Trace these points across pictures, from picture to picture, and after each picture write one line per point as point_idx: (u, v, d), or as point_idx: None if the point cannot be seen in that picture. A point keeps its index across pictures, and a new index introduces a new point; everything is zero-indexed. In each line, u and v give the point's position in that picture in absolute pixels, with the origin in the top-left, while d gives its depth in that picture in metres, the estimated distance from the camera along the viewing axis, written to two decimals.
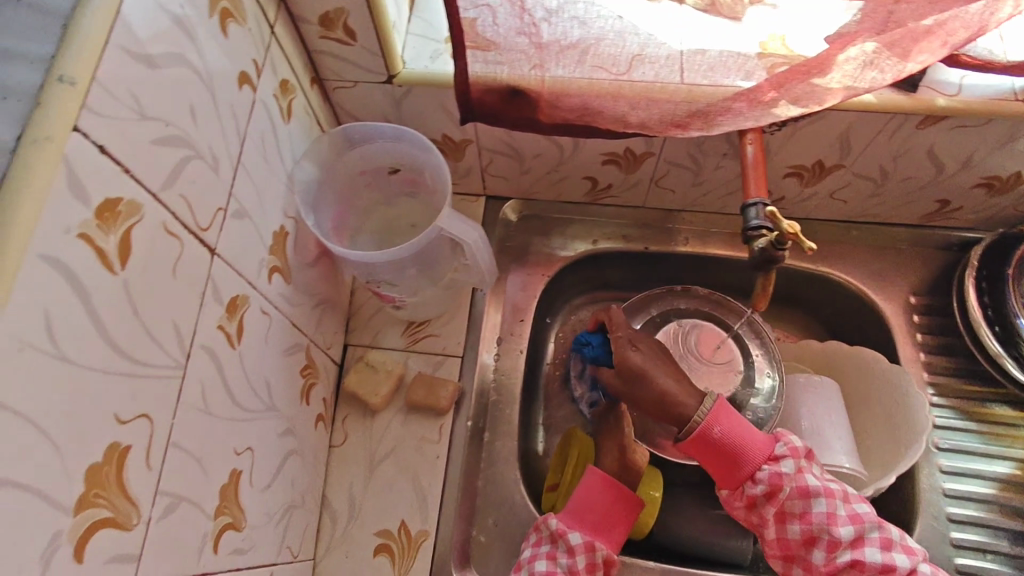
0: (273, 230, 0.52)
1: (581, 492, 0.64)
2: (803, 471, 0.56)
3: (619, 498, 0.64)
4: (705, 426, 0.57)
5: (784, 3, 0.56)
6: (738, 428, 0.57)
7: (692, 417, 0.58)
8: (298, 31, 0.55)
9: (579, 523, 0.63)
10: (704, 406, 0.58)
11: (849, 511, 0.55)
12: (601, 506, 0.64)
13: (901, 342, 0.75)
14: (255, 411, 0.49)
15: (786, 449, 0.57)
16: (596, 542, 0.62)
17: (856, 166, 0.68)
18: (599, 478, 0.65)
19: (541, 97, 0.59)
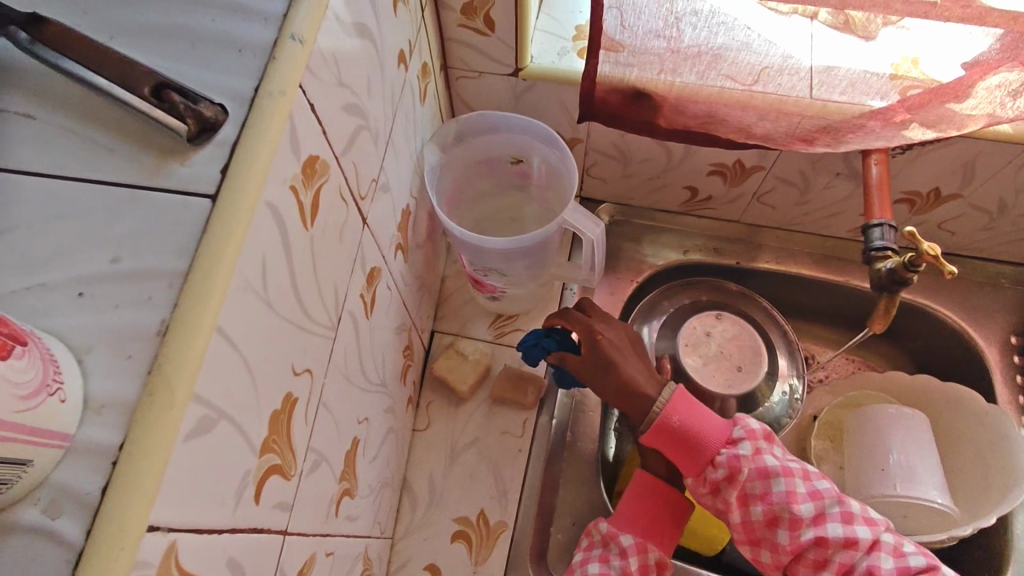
0: (402, 208, 0.53)
1: (631, 495, 0.62)
2: (761, 451, 0.54)
3: (671, 503, 0.62)
4: (664, 417, 0.55)
5: (918, 26, 0.53)
6: (696, 417, 0.55)
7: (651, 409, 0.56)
8: (439, 18, 0.57)
9: (630, 525, 0.61)
10: (662, 397, 0.56)
11: (809, 488, 0.53)
12: (651, 510, 0.61)
13: (1000, 382, 0.73)
14: (373, 384, 0.50)
15: (743, 432, 0.55)
16: (648, 545, 0.60)
17: (974, 197, 0.66)
18: (648, 480, 0.62)
19: (666, 101, 0.60)
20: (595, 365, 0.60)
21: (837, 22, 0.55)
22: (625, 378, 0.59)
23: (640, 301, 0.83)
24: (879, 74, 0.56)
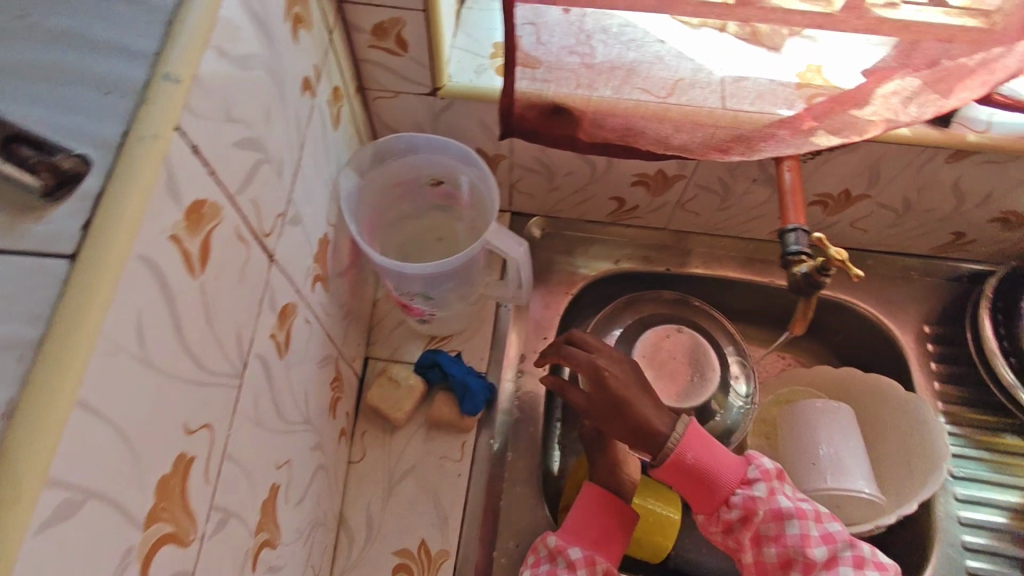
0: (319, 238, 0.51)
1: (579, 508, 0.64)
2: (775, 493, 0.55)
3: (618, 514, 0.64)
4: (677, 453, 0.56)
5: (824, 36, 0.54)
6: (708, 453, 0.57)
7: (664, 443, 0.57)
8: (350, 39, 0.55)
9: (577, 539, 0.62)
10: (676, 431, 0.58)
11: (822, 531, 0.54)
12: (598, 522, 0.63)
13: (916, 371, 0.76)
14: (294, 423, 0.47)
15: (758, 471, 0.57)
16: (596, 556, 0.60)
17: (880, 197, 0.70)
18: (594, 492, 0.64)
19: (584, 116, 0.60)
20: (604, 404, 0.61)
21: (743, 33, 0.55)
22: (631, 417, 0.59)
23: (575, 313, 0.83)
24: (785, 84, 0.57)
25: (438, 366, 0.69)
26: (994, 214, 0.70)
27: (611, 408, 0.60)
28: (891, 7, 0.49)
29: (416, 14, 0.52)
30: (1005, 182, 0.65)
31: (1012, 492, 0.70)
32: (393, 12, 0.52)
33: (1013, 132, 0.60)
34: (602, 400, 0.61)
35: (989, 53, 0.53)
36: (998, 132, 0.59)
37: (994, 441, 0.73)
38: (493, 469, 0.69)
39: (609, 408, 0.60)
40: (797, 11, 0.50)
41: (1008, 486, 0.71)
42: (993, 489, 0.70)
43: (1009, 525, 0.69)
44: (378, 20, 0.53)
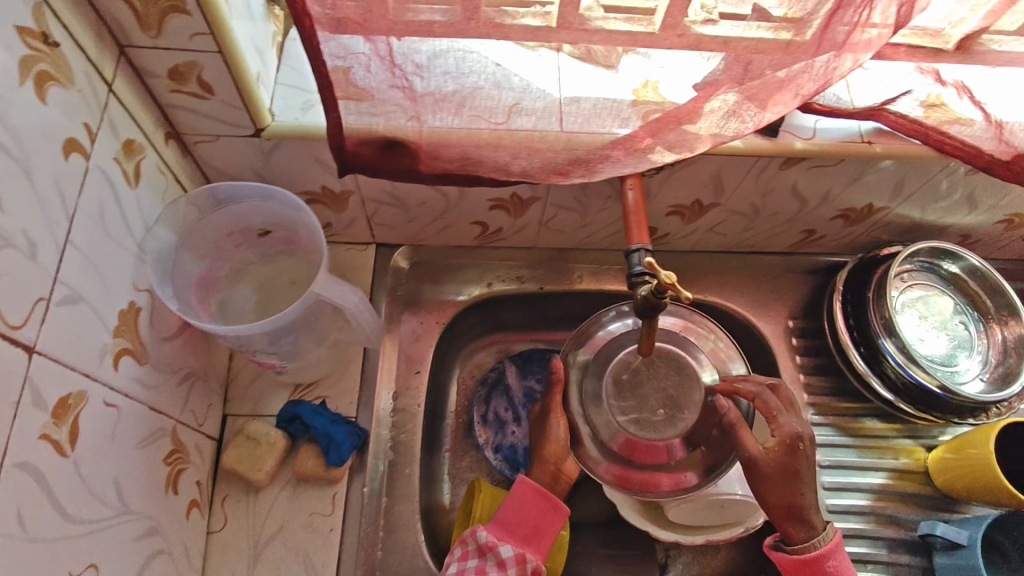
0: (118, 309, 0.46)
1: (511, 503, 0.62)
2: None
3: (552, 508, 0.62)
4: (822, 554, 0.58)
5: (654, 53, 0.53)
6: (845, 563, 0.58)
7: (811, 540, 0.58)
8: (145, 85, 0.50)
9: (508, 536, 0.60)
10: (827, 534, 0.59)
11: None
12: (532, 518, 0.62)
13: (783, 366, 0.79)
14: (93, 522, 0.43)
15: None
16: (526, 553, 0.59)
17: (730, 204, 0.71)
18: (530, 488, 0.62)
19: (420, 147, 0.57)
20: (774, 476, 0.58)
21: (579, 52, 0.53)
22: (786, 501, 0.58)
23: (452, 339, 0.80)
24: (622, 101, 0.56)
25: (298, 419, 0.66)
26: (835, 211, 0.73)
27: (766, 479, 0.58)
28: (711, 24, 0.49)
29: (211, 57, 0.48)
30: (838, 182, 0.67)
31: (874, 474, 0.74)
32: (185, 56, 0.48)
33: (835, 137, 0.63)
34: (770, 467, 0.58)
35: (811, 65, 0.52)
36: (822, 138, 0.62)
37: (857, 426, 0.76)
38: (368, 517, 0.66)
39: (773, 475, 0.58)
40: (617, 30, 0.50)
41: (871, 469, 0.75)
42: (857, 474, 0.74)
43: (872, 507, 0.73)
44: (171, 64, 0.49)
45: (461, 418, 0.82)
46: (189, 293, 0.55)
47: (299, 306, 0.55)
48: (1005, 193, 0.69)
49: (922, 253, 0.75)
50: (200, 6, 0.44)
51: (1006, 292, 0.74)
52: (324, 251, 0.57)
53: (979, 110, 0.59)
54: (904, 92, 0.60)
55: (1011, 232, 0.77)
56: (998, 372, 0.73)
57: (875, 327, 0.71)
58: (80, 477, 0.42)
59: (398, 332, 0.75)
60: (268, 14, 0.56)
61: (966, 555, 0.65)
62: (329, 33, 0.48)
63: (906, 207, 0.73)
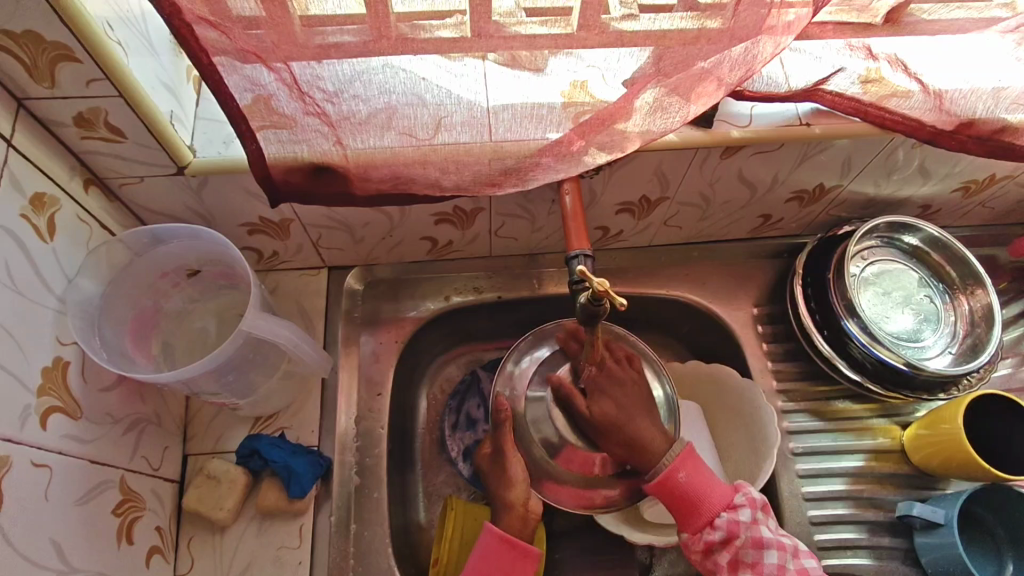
0: (40, 369, 0.48)
1: (478, 558, 0.61)
2: (759, 521, 0.57)
3: (522, 555, 0.61)
4: (672, 470, 0.59)
5: (582, 52, 0.50)
6: (700, 477, 0.59)
7: (659, 462, 0.60)
8: (53, 134, 0.50)
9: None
10: (673, 451, 0.61)
11: (798, 566, 0.56)
12: (500, 569, 0.60)
13: (751, 354, 0.78)
14: None
15: (744, 499, 0.59)
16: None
17: (678, 197, 0.70)
18: (496, 539, 0.61)
19: (348, 171, 0.55)
20: (634, 398, 0.64)
21: (503, 59, 0.50)
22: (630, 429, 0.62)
23: (416, 356, 0.79)
24: (552, 104, 0.53)
25: (257, 454, 0.65)
26: (790, 193, 0.71)
27: (630, 403, 0.63)
28: (631, 18, 0.48)
29: (115, 102, 0.48)
30: (784, 166, 0.66)
31: (851, 457, 0.73)
32: (87, 103, 0.48)
33: (772, 121, 0.61)
34: (630, 392, 0.64)
35: (727, 54, 0.51)
36: (759, 124, 0.61)
37: (831, 409, 0.75)
38: (336, 546, 0.65)
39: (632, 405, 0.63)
40: (537, 34, 0.48)
41: (847, 452, 0.73)
42: (833, 458, 0.73)
43: (850, 491, 0.71)
44: (75, 112, 0.48)
45: (433, 433, 0.80)
46: (121, 337, 0.57)
47: (228, 344, 0.56)
48: (957, 161, 0.68)
49: (880, 228, 0.74)
50: (89, 53, 0.43)
51: (967, 260, 0.73)
52: (255, 288, 0.58)
53: (916, 81, 0.57)
54: (836, 69, 0.57)
55: (969, 199, 0.76)
56: (966, 343, 0.72)
57: (837, 309, 0.70)
58: (12, 546, 0.43)
59: (357, 351, 0.74)
60: (175, 50, 0.55)
61: (943, 533, 0.65)
62: (232, 63, 0.47)
63: (859, 183, 0.71)
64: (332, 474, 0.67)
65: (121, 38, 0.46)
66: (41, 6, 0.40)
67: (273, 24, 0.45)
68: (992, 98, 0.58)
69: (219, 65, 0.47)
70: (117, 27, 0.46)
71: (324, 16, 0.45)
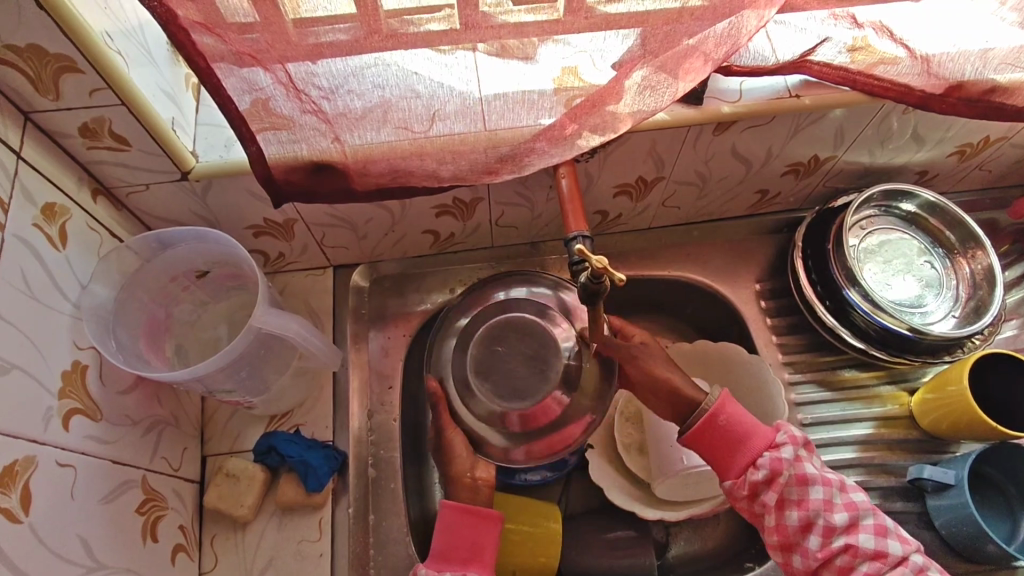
0: (60, 372, 0.50)
1: (441, 533, 0.62)
2: (802, 459, 0.57)
3: (483, 520, 0.62)
4: (711, 413, 0.59)
5: (573, 38, 0.51)
6: (740, 418, 0.59)
7: (700, 406, 0.60)
8: (61, 146, 0.52)
9: (448, 565, 0.61)
10: (712, 395, 0.60)
11: (845, 500, 0.56)
12: (465, 538, 0.61)
13: (756, 329, 0.78)
14: None
15: (786, 437, 0.58)
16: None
17: (674, 175, 0.71)
18: (454, 510, 0.62)
19: (347, 167, 0.56)
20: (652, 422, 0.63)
21: (493, 49, 0.51)
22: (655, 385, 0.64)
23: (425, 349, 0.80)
24: (543, 90, 0.53)
25: (274, 450, 0.66)
26: (785, 166, 0.72)
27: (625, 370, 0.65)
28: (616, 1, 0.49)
29: (118, 112, 0.49)
30: (777, 139, 0.66)
31: (860, 425, 0.74)
32: (90, 113, 0.49)
33: (763, 95, 0.62)
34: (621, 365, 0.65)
35: (711, 31, 0.52)
36: (749, 99, 0.62)
37: (838, 378, 0.76)
38: (356, 538, 0.66)
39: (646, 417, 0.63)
40: (524, 23, 0.50)
41: (856, 421, 0.74)
42: (841, 427, 0.73)
43: (860, 458, 0.72)
44: (80, 123, 0.50)
45: None
46: (136, 341, 0.59)
47: (239, 340, 0.57)
48: (950, 125, 0.68)
49: (877, 197, 0.74)
50: (91, 64, 0.45)
51: (966, 223, 0.73)
52: (263, 285, 0.60)
53: (903, 47, 0.58)
54: (822, 39, 0.58)
55: (966, 163, 0.76)
56: (969, 306, 0.73)
57: (837, 279, 0.71)
58: (41, 541, 0.45)
59: (365, 348, 0.75)
60: (173, 58, 0.56)
61: (955, 494, 0.65)
62: (229, 66, 0.48)
63: (854, 153, 0.71)
64: (348, 467, 0.68)
65: (121, 48, 0.47)
66: (41, 18, 0.41)
67: (267, 26, 0.47)
68: (980, 59, 0.58)
69: (217, 69, 0.48)
70: (117, 38, 0.47)
71: (316, 16, 0.47)
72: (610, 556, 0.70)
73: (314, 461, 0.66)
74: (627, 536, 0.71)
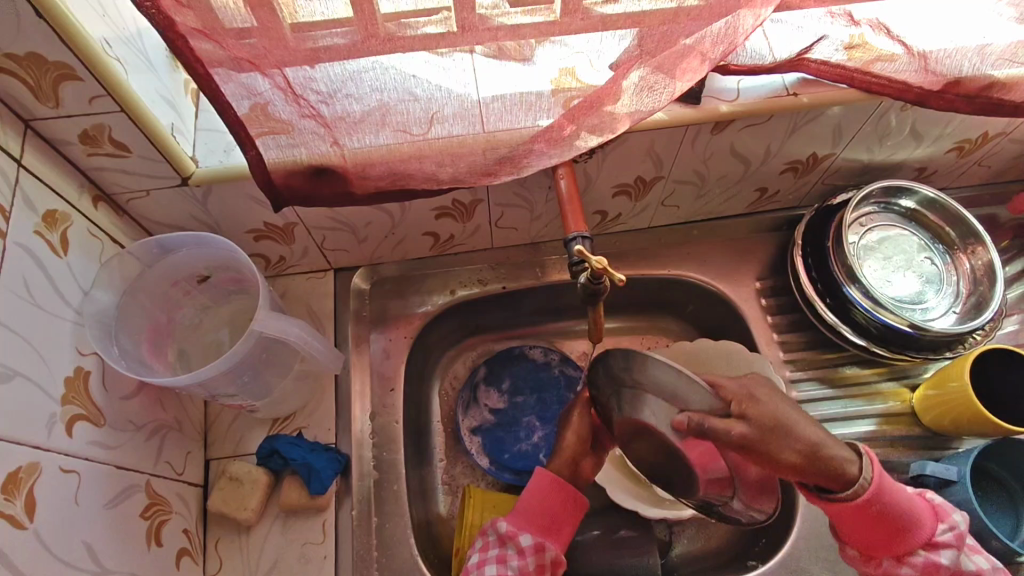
0: (63, 378, 0.50)
1: (529, 496, 0.63)
2: (960, 559, 0.55)
3: (571, 499, 0.63)
4: (872, 500, 0.52)
5: (571, 40, 0.51)
6: (902, 512, 0.54)
7: (855, 482, 0.52)
8: (61, 153, 0.52)
9: (529, 526, 0.62)
10: (869, 475, 0.52)
11: None
12: (552, 510, 0.63)
13: (757, 327, 0.79)
14: None
15: (952, 534, 0.55)
16: (544, 544, 0.61)
17: (673, 175, 0.71)
18: (550, 481, 0.63)
19: (347, 171, 0.56)
20: None
21: (490, 51, 0.51)
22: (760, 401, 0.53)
23: (426, 351, 0.80)
24: (540, 92, 0.53)
25: (277, 453, 0.67)
26: (784, 164, 0.72)
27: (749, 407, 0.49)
28: (613, 1, 0.49)
29: (118, 119, 0.49)
30: (776, 137, 0.66)
31: (862, 422, 0.74)
32: (91, 120, 0.49)
33: (760, 93, 0.62)
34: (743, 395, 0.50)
35: (708, 30, 0.52)
36: (746, 98, 0.62)
37: (839, 375, 0.76)
38: (360, 539, 0.66)
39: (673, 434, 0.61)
40: (520, 24, 0.49)
41: (858, 418, 0.74)
42: (843, 424, 0.73)
43: None
44: (80, 130, 0.50)
45: (448, 426, 0.80)
46: (138, 346, 0.59)
47: (241, 344, 0.57)
48: (948, 121, 0.68)
49: (876, 194, 0.74)
50: (90, 72, 0.45)
51: (965, 219, 0.73)
52: (263, 289, 0.60)
53: (900, 44, 0.58)
54: (819, 37, 0.58)
55: (965, 159, 0.76)
56: (970, 302, 0.73)
57: (838, 277, 0.71)
58: (46, 547, 0.45)
59: (367, 351, 0.75)
60: (172, 64, 0.57)
61: (958, 491, 0.65)
62: (228, 72, 0.48)
63: (852, 150, 0.71)
64: (351, 469, 0.68)
65: (120, 55, 0.48)
66: (41, 27, 0.41)
67: (264, 32, 0.46)
68: (977, 55, 0.58)
69: (215, 75, 0.48)
70: (115, 45, 0.48)
71: (314, 20, 0.46)
72: (613, 554, 0.70)
73: (317, 463, 0.66)
74: (629, 533, 0.71)
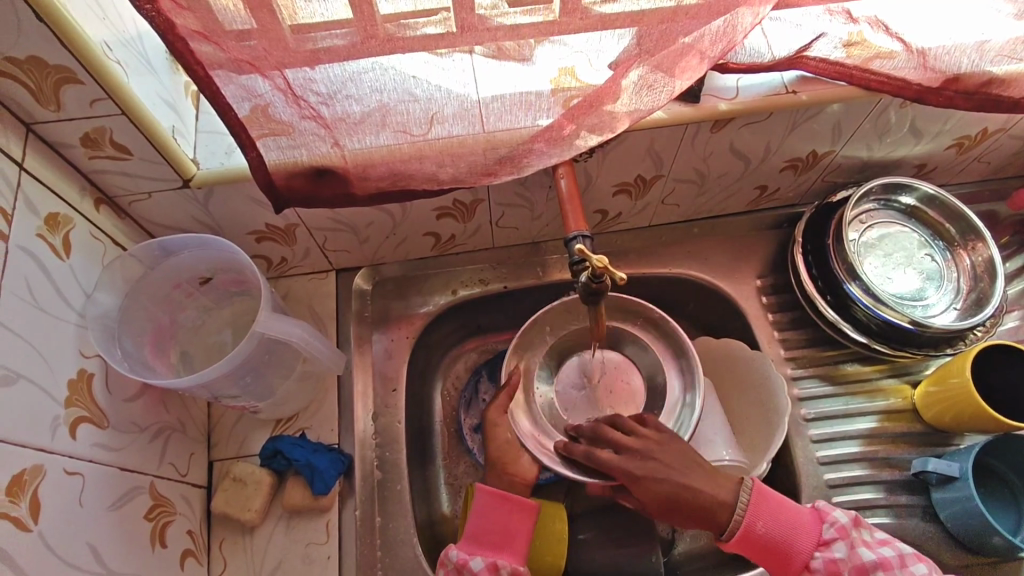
0: (66, 381, 0.50)
1: (476, 515, 0.64)
2: (857, 548, 0.56)
3: (516, 508, 0.65)
4: (749, 525, 0.57)
5: (570, 39, 0.51)
6: (783, 526, 0.57)
7: (731, 518, 0.57)
8: (63, 156, 0.53)
9: (480, 548, 0.63)
10: (743, 499, 0.57)
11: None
12: (499, 524, 0.64)
13: (758, 325, 0.79)
14: None
15: (834, 531, 0.57)
16: (497, 560, 0.62)
17: (673, 173, 0.71)
18: (489, 495, 0.64)
19: (347, 172, 0.57)
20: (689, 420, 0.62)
21: (490, 51, 0.51)
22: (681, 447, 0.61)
23: (428, 351, 0.80)
24: (540, 92, 0.53)
25: (280, 454, 0.67)
26: (784, 162, 0.72)
27: (673, 466, 0.59)
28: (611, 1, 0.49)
29: (119, 121, 0.50)
30: (776, 135, 0.66)
31: (864, 419, 0.74)
32: (91, 123, 0.49)
33: (759, 92, 0.62)
34: (667, 454, 0.60)
35: (707, 28, 0.52)
36: (746, 96, 0.62)
37: (841, 372, 0.76)
38: (363, 539, 0.66)
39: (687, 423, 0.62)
40: (519, 24, 0.49)
41: (860, 414, 0.74)
42: (845, 421, 0.73)
43: (864, 452, 0.72)
44: (81, 133, 0.50)
45: (450, 425, 0.80)
46: (141, 348, 0.59)
47: (243, 346, 0.58)
48: (948, 118, 0.68)
49: (876, 191, 0.74)
50: (90, 75, 0.45)
51: (965, 215, 0.73)
52: (265, 291, 0.60)
53: (899, 41, 0.58)
54: (818, 35, 0.58)
55: (965, 155, 0.76)
56: (971, 298, 0.73)
57: (838, 275, 0.71)
58: (50, 549, 0.45)
59: (368, 351, 0.75)
60: (173, 67, 0.57)
61: (959, 487, 0.65)
62: (228, 74, 0.48)
63: (852, 147, 0.71)
64: (354, 469, 0.69)
65: (120, 58, 0.48)
66: (41, 31, 0.41)
67: (264, 33, 0.46)
68: (976, 51, 0.59)
69: (216, 77, 0.48)
70: (116, 48, 0.48)
71: (313, 22, 0.46)
72: (616, 552, 0.70)
73: (319, 463, 0.66)
74: (632, 531, 0.71)
